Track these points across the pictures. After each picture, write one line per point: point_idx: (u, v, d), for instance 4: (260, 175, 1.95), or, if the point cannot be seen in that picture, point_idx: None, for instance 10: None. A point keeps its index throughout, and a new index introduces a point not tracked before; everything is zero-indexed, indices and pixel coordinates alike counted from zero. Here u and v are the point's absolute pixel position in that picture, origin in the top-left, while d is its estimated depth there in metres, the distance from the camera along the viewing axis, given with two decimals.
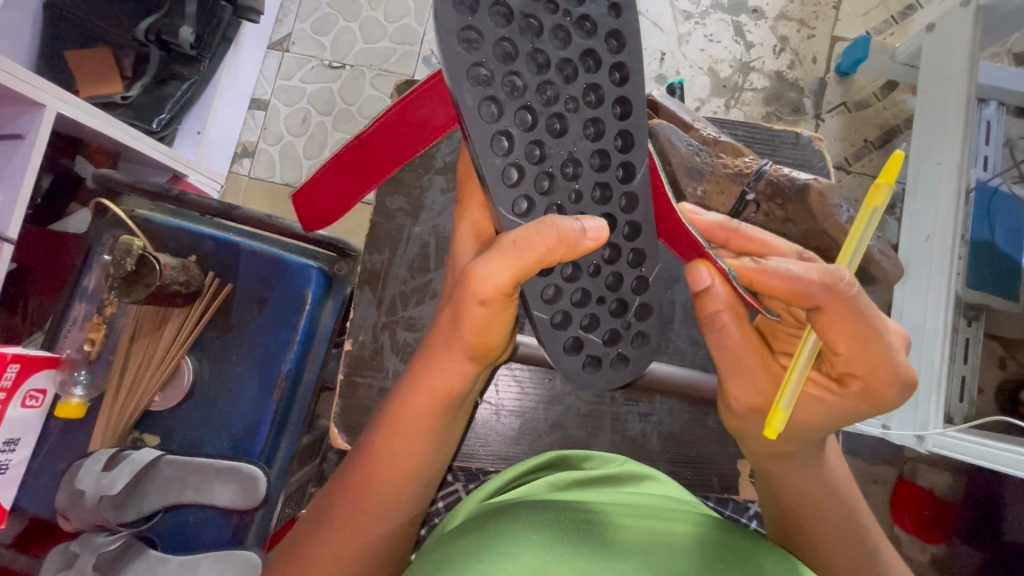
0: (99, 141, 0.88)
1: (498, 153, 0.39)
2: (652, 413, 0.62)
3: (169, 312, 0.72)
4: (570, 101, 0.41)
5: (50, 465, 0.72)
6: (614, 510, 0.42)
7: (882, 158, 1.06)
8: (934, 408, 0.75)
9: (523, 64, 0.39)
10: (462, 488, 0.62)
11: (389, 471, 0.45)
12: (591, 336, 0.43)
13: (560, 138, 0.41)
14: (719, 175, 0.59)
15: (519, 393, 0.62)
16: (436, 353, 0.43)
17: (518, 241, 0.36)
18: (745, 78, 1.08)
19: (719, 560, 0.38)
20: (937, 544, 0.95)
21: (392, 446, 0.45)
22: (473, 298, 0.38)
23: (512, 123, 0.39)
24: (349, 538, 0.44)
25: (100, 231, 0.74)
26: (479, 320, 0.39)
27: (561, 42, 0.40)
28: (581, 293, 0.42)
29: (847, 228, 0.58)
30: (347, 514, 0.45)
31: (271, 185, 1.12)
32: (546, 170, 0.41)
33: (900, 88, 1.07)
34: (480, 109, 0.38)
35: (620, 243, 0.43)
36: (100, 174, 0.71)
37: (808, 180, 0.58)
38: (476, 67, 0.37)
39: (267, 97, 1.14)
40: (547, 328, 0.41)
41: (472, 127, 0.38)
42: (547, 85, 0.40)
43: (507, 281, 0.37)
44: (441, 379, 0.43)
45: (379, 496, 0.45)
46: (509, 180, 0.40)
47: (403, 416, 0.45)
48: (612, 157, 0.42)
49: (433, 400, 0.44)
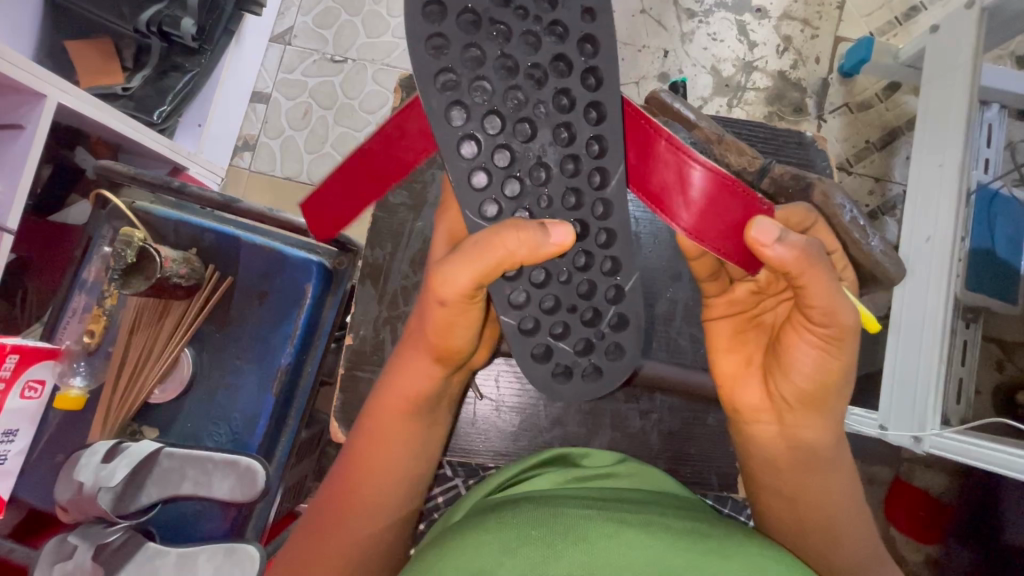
0: (100, 132, 0.88)
1: (464, 157, 0.40)
2: (653, 410, 0.61)
3: (169, 303, 0.71)
4: (539, 106, 0.40)
5: (48, 456, 0.72)
6: (607, 506, 0.42)
7: (884, 159, 1.06)
8: (928, 408, 0.77)
9: (491, 69, 0.39)
10: (461, 483, 0.58)
11: (379, 469, 0.47)
12: (562, 344, 0.43)
13: (529, 142, 0.41)
14: (724, 172, 0.57)
15: (519, 389, 0.60)
16: (406, 352, 0.46)
17: (473, 248, 0.37)
18: (747, 77, 1.08)
19: (723, 554, 0.38)
20: (931, 545, 0.96)
21: (378, 444, 0.47)
22: (435, 298, 0.40)
23: (478, 128, 0.40)
24: (348, 534, 0.45)
25: (99, 222, 0.74)
26: (441, 318, 0.42)
27: (532, 47, 0.40)
28: (551, 300, 0.43)
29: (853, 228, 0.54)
30: (342, 513, 0.46)
31: (272, 178, 1.11)
32: (514, 175, 0.41)
33: (903, 89, 1.07)
34: (442, 117, 0.39)
35: (594, 251, 0.43)
36: (102, 166, 0.71)
37: (811, 179, 0.56)
38: (443, 73, 0.39)
39: (269, 91, 1.13)
40: (514, 331, 0.42)
41: (436, 131, 0.39)
42: (516, 93, 0.40)
43: (468, 282, 0.38)
44: (409, 377, 0.46)
45: (369, 493, 0.47)
46: (477, 183, 0.41)
47: (379, 420, 0.47)
48: (584, 161, 0.42)
49: (411, 400, 0.47)
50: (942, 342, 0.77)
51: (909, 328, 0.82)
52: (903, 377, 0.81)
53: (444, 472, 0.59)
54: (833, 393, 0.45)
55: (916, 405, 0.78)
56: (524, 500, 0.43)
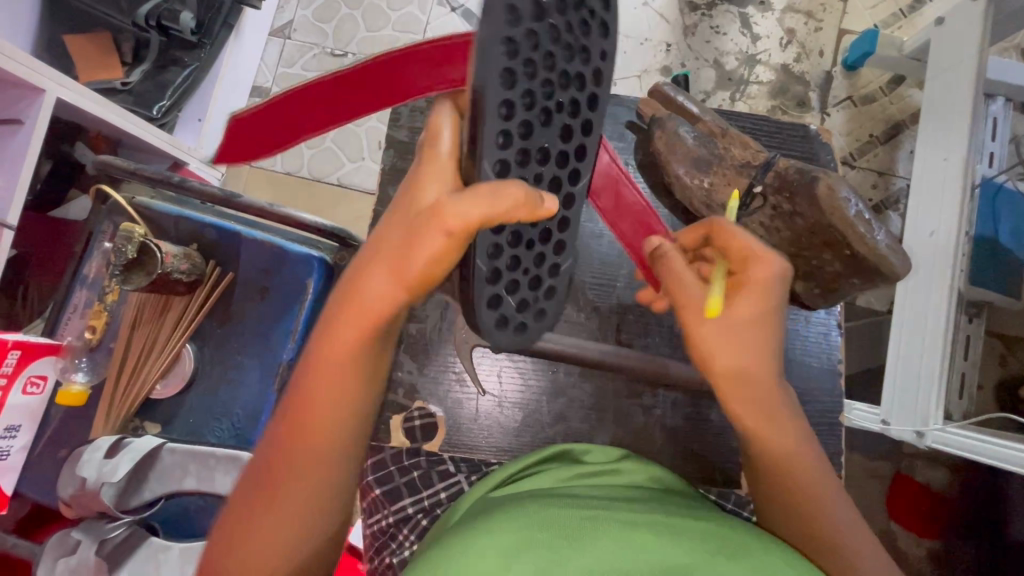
0: (99, 127, 0.88)
1: (497, 113, 0.32)
2: (655, 406, 0.59)
3: (169, 299, 0.71)
4: (565, 91, 0.34)
5: (51, 452, 0.72)
6: (608, 508, 0.42)
7: (888, 153, 1.05)
8: (931, 404, 0.76)
9: (551, 29, 0.32)
10: (465, 479, 0.55)
11: (315, 438, 0.37)
12: (509, 300, 0.37)
13: (545, 124, 0.34)
14: (726, 166, 0.58)
15: (522, 384, 0.58)
16: (368, 270, 0.34)
17: (482, 194, 0.31)
18: (750, 71, 1.07)
19: (728, 551, 0.38)
20: (931, 539, 0.96)
21: (322, 396, 0.37)
22: (437, 231, 0.32)
23: (522, 87, 0.32)
24: (279, 520, 0.37)
25: (100, 218, 0.74)
26: (440, 251, 0.32)
27: (580, 29, 0.34)
28: (512, 260, 0.37)
29: (857, 222, 0.52)
30: (272, 495, 0.37)
31: (272, 173, 1.10)
32: (525, 150, 0.34)
33: (908, 83, 1.06)
34: (494, 50, 0.30)
35: (551, 228, 0.38)
36: (102, 161, 0.72)
37: (816, 173, 0.53)
38: (514, 16, 0.30)
39: (268, 85, 1.13)
40: (480, 281, 0.35)
41: (483, 70, 0.30)
42: (556, 63, 0.33)
43: (478, 221, 0.31)
44: (368, 304, 0.34)
45: (303, 468, 0.37)
46: (497, 142, 0.33)
47: (325, 370, 0.36)
48: (569, 157, 0.37)
49: (356, 347, 0.36)
50: (946, 336, 0.77)
51: (912, 322, 0.82)
52: (908, 372, 0.81)
53: (448, 467, 0.56)
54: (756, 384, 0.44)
55: (919, 400, 0.78)
56: (526, 504, 0.43)
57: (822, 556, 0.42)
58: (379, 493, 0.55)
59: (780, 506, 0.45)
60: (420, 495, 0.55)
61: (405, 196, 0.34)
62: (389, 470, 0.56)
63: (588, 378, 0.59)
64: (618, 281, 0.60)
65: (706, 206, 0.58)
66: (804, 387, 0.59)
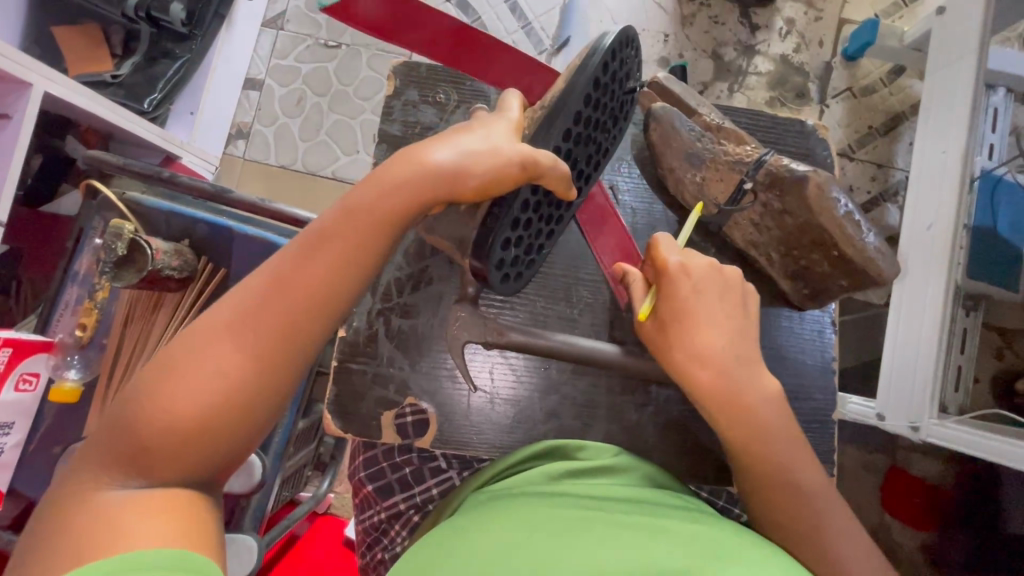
0: (91, 121, 0.87)
1: (570, 112, 0.45)
2: (650, 402, 0.57)
3: (162, 294, 0.71)
4: (602, 127, 0.50)
5: (44, 450, 0.71)
6: (600, 514, 0.42)
7: (886, 144, 1.04)
8: (927, 397, 0.77)
9: (615, 83, 0.48)
10: (455, 475, 0.57)
11: (287, 299, 0.38)
12: (511, 251, 0.47)
13: (586, 141, 0.48)
14: (720, 161, 0.56)
15: (515, 381, 0.56)
16: (425, 155, 0.41)
17: (546, 154, 0.42)
18: (749, 61, 1.06)
19: (723, 551, 0.38)
20: (926, 531, 0.97)
21: (316, 262, 0.39)
22: (513, 154, 0.41)
23: (589, 102, 0.46)
24: (211, 368, 0.36)
25: (92, 213, 0.73)
26: (497, 169, 0.41)
27: (621, 98, 0.50)
28: (525, 222, 0.47)
29: (845, 221, 0.53)
30: (219, 339, 0.36)
31: (265, 167, 1.09)
32: (570, 149, 0.47)
33: (908, 73, 1.05)
34: (589, 73, 0.45)
35: (551, 211, 0.49)
36: (91, 157, 0.74)
37: (806, 171, 0.52)
38: (605, 63, 0.46)
39: (262, 77, 1.10)
40: (497, 236, 0.45)
41: (576, 80, 0.45)
42: (607, 105, 0.48)
43: (540, 159, 0.42)
44: (409, 181, 0.40)
45: (262, 324, 0.37)
46: (559, 132, 0.45)
47: (343, 231, 0.39)
48: (583, 172, 0.50)
49: (372, 217, 0.40)
50: (942, 330, 0.77)
51: (908, 315, 0.82)
52: (903, 365, 0.81)
53: (439, 463, 0.58)
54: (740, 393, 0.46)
55: (914, 394, 0.79)
56: (520, 511, 0.43)
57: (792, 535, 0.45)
58: (371, 490, 0.58)
59: (765, 499, 0.47)
60: (411, 492, 0.57)
61: (459, 131, 0.43)
62: (381, 467, 0.58)
63: (581, 375, 0.56)
64: None
65: (699, 201, 0.57)
66: (799, 383, 0.58)
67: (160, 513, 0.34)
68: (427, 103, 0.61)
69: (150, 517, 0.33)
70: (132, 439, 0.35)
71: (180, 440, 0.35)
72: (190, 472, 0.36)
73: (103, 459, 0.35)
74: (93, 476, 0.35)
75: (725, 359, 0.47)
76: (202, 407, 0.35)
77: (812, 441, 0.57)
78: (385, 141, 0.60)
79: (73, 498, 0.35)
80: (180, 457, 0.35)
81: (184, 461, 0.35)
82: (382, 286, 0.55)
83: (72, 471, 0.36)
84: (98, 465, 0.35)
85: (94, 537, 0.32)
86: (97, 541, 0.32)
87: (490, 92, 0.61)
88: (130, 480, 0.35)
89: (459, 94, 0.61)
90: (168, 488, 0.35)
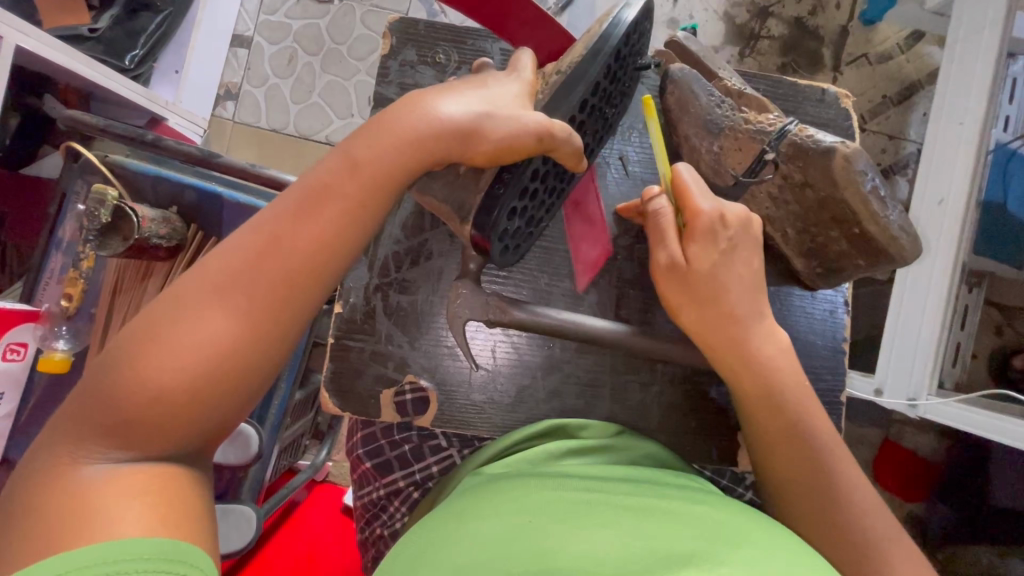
0: (69, 78, 0.82)
1: (590, 83, 0.42)
2: (653, 382, 0.56)
3: (151, 264, 0.68)
4: (612, 99, 0.47)
5: (35, 421, 0.69)
6: (603, 496, 0.41)
7: (900, 115, 1.00)
8: (927, 373, 0.77)
9: (630, 54, 0.46)
10: (455, 453, 0.56)
11: (277, 264, 0.36)
12: (512, 223, 0.44)
13: (596, 115, 0.46)
14: (741, 129, 0.51)
15: (517, 360, 0.55)
16: (428, 117, 0.38)
17: (562, 125, 0.40)
18: (762, 24, 1.01)
19: (734, 535, 0.37)
20: (915, 502, 0.99)
21: (309, 222, 0.36)
22: (532, 126, 0.39)
23: (606, 75, 0.44)
24: (197, 338, 0.34)
25: (73, 177, 0.70)
26: (513, 146, 0.39)
27: (632, 70, 0.48)
28: (528, 193, 0.44)
29: (871, 199, 0.48)
30: (202, 307, 0.35)
31: (256, 130, 1.05)
32: (582, 122, 0.45)
33: (926, 39, 1.01)
34: (611, 45, 0.42)
35: (554, 183, 0.47)
36: (70, 118, 0.71)
37: (833, 143, 0.48)
38: (628, 35, 0.43)
39: (250, 34, 1.05)
40: (502, 207, 0.42)
41: (596, 51, 0.42)
42: (619, 77, 0.46)
43: (561, 133, 0.40)
44: (410, 141, 0.38)
45: (249, 292, 0.35)
46: (576, 104, 0.42)
47: (338, 192, 0.37)
48: (588, 145, 0.48)
49: (371, 178, 0.37)
50: (946, 309, 0.76)
51: (912, 291, 0.81)
52: (902, 342, 0.81)
53: (439, 442, 0.57)
54: (766, 403, 0.47)
55: (912, 371, 0.79)
56: (522, 495, 0.42)
57: (812, 523, 0.45)
58: (370, 466, 0.57)
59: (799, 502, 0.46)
60: (411, 469, 0.57)
61: (472, 85, 0.40)
62: (380, 444, 0.57)
63: (585, 354, 0.55)
64: (619, 253, 0.56)
65: (713, 171, 0.53)
66: (808, 364, 0.57)
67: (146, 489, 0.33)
68: (426, 64, 0.57)
69: (134, 494, 0.32)
70: (116, 408, 0.34)
71: (168, 408, 0.34)
72: (175, 445, 0.35)
73: (87, 427, 0.34)
74: (78, 443, 0.34)
75: (761, 360, 0.47)
76: (190, 371, 0.34)
77: None
78: (381, 105, 0.56)
79: (56, 466, 0.34)
80: (165, 427, 0.34)
81: (170, 432, 0.34)
82: (378, 260, 0.53)
83: (52, 437, 0.35)
84: (82, 434, 0.34)
85: (79, 513, 0.31)
86: (76, 523, 0.31)
87: (493, 53, 0.57)
88: (116, 450, 0.34)
89: (460, 54, 0.57)
90: (151, 462, 0.34)
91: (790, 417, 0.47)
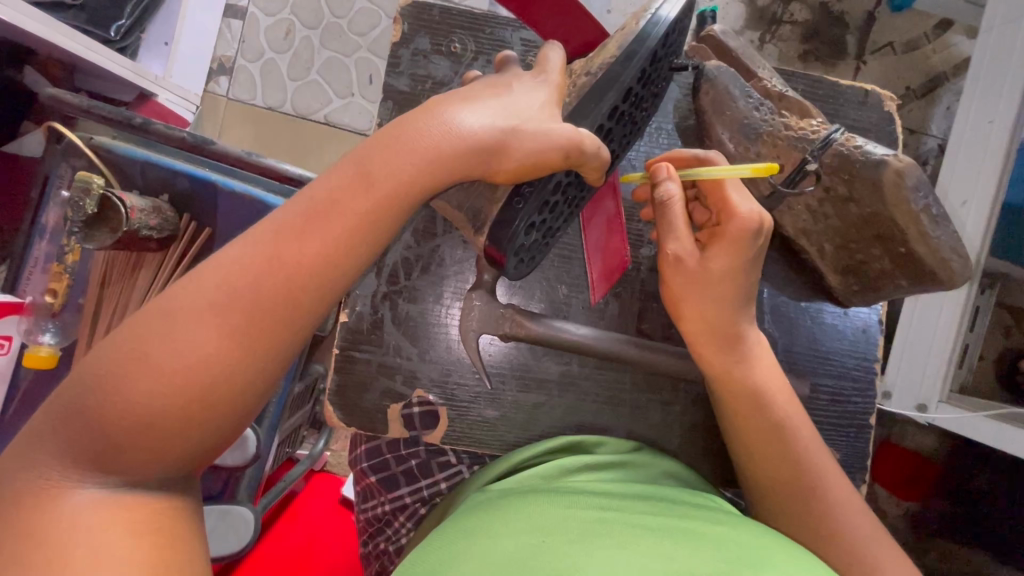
0: (50, 50, 0.76)
1: (622, 86, 0.38)
2: (675, 401, 0.54)
3: (142, 256, 0.64)
4: (643, 102, 0.43)
5: (21, 419, 0.65)
6: (620, 517, 0.39)
7: (924, 108, 0.96)
8: (940, 380, 0.75)
9: (666, 54, 0.42)
10: (465, 468, 0.54)
11: (278, 280, 0.32)
12: (527, 239, 0.41)
13: (624, 120, 0.42)
14: (781, 135, 0.48)
15: (532, 375, 0.52)
16: (449, 123, 0.34)
17: (592, 139, 0.37)
18: (785, 8, 0.96)
19: (763, 558, 0.35)
20: (911, 500, 0.98)
21: (315, 234, 0.33)
22: (563, 140, 0.36)
23: (640, 77, 0.40)
24: (190, 360, 0.31)
25: (56, 160, 0.66)
26: (542, 157, 0.36)
27: (666, 71, 0.44)
28: (545, 207, 0.40)
29: (925, 220, 0.45)
30: (196, 324, 0.31)
31: (252, 108, 0.99)
32: (610, 128, 0.41)
33: (955, 28, 0.96)
34: (648, 46, 0.38)
35: (576, 195, 0.43)
36: (52, 96, 0.66)
37: (885, 155, 0.45)
38: (667, 33, 0.39)
39: (244, 4, 0.99)
40: (518, 226, 0.39)
41: (630, 52, 0.38)
42: (652, 79, 0.42)
43: (590, 145, 0.37)
44: (430, 149, 0.34)
45: (250, 310, 0.32)
46: (606, 109, 0.39)
47: (351, 203, 0.33)
48: (614, 153, 0.44)
49: (386, 190, 0.34)
50: (962, 314, 0.74)
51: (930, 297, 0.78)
52: (915, 348, 0.78)
53: (449, 458, 0.55)
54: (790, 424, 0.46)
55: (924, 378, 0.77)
56: (535, 513, 0.40)
57: (832, 545, 0.43)
58: (375, 481, 0.55)
59: (816, 524, 0.44)
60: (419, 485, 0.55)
61: (494, 91, 0.36)
62: (385, 458, 0.56)
63: (605, 369, 0.53)
64: (643, 264, 0.53)
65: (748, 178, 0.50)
66: (836, 383, 0.55)
67: (136, 525, 0.31)
68: (439, 53, 0.53)
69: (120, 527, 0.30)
70: (102, 434, 0.31)
71: (160, 433, 0.31)
72: (166, 469, 0.32)
73: (67, 453, 0.31)
74: (57, 469, 0.31)
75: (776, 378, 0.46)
76: (183, 394, 0.31)
77: (845, 443, 0.55)
78: (390, 96, 0.52)
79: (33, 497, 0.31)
80: (156, 452, 0.31)
81: (162, 455, 0.32)
82: (387, 267, 0.50)
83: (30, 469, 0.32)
84: (63, 460, 0.31)
85: (61, 550, 0.29)
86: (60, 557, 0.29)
87: (513, 43, 0.53)
88: (103, 479, 0.31)
89: (477, 43, 0.53)
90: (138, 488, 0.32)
91: (788, 438, 0.46)
